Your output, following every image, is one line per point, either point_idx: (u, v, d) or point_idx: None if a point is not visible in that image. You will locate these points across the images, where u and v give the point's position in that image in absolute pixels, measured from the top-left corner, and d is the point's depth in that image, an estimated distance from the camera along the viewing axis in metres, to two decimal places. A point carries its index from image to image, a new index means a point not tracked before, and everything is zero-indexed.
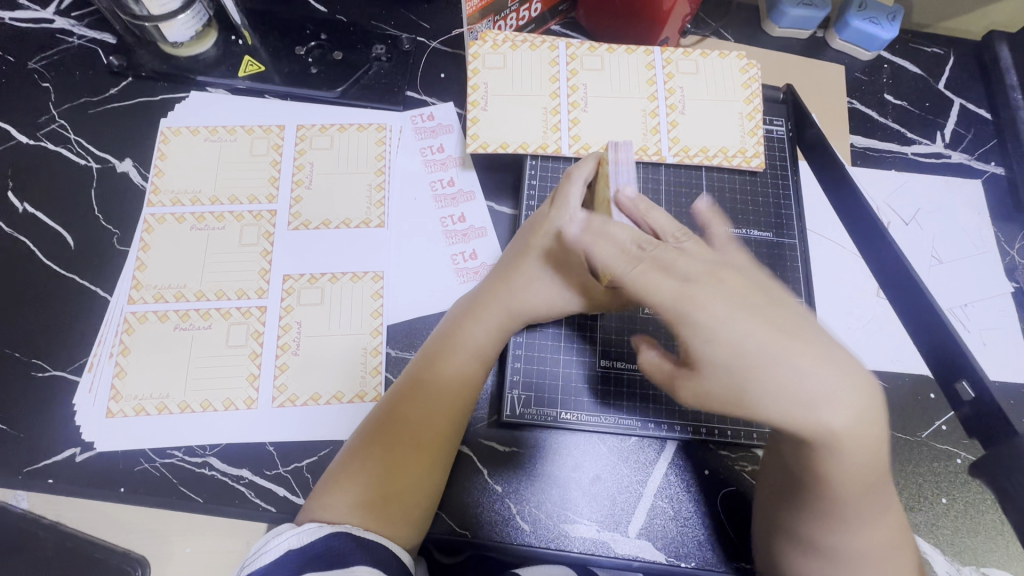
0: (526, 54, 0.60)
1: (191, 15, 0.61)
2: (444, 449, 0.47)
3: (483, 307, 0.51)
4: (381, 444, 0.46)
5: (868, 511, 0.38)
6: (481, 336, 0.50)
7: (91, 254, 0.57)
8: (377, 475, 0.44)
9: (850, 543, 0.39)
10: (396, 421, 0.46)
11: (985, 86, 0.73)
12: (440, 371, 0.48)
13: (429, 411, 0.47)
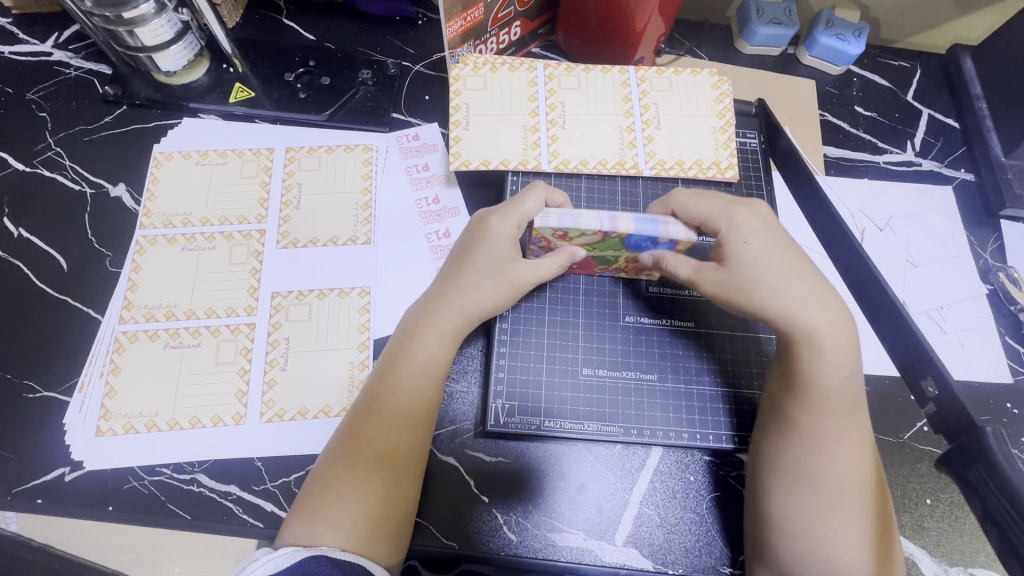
0: (505, 75, 0.63)
1: (184, 45, 0.64)
2: (413, 461, 0.47)
3: (436, 312, 0.50)
4: (344, 464, 0.45)
5: (825, 425, 0.45)
6: (434, 344, 0.49)
7: (84, 276, 0.59)
8: (344, 496, 0.44)
9: (820, 458, 0.45)
10: (357, 439, 0.46)
11: (952, 96, 0.76)
12: (396, 380, 0.48)
13: (389, 424, 0.46)
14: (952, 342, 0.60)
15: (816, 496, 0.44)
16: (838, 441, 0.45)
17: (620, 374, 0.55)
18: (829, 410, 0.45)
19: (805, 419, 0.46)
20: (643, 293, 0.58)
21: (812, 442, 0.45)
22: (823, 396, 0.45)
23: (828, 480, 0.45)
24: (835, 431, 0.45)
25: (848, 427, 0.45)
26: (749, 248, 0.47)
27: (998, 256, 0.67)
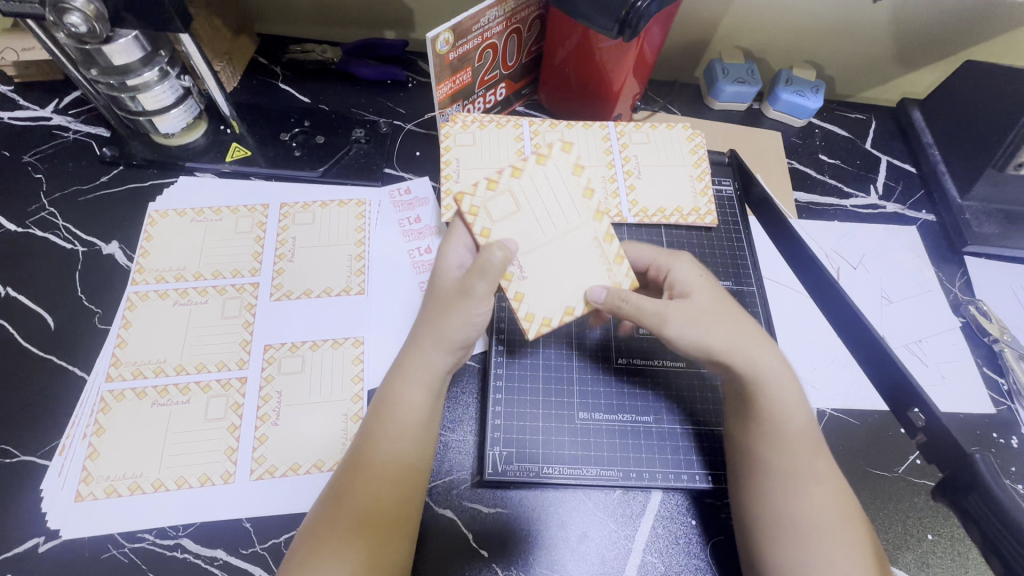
0: (493, 131, 0.67)
1: (183, 110, 0.66)
2: (401, 520, 0.45)
3: (407, 365, 0.50)
4: (325, 526, 0.43)
5: (783, 464, 0.47)
6: (413, 395, 0.49)
7: (72, 334, 0.58)
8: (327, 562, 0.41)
9: (799, 522, 0.45)
10: (340, 496, 0.45)
11: (905, 144, 0.82)
12: (378, 434, 0.48)
13: (372, 480, 0.45)
14: (933, 375, 0.62)
15: (797, 540, 0.44)
16: (806, 481, 0.46)
17: (616, 417, 0.55)
18: (788, 466, 0.47)
19: (766, 454, 0.47)
20: (634, 335, 0.59)
21: (782, 488, 0.46)
22: (780, 430, 0.48)
23: (801, 522, 0.45)
24: (799, 468, 0.46)
25: (819, 481, 0.46)
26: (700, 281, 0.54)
27: (966, 291, 0.70)
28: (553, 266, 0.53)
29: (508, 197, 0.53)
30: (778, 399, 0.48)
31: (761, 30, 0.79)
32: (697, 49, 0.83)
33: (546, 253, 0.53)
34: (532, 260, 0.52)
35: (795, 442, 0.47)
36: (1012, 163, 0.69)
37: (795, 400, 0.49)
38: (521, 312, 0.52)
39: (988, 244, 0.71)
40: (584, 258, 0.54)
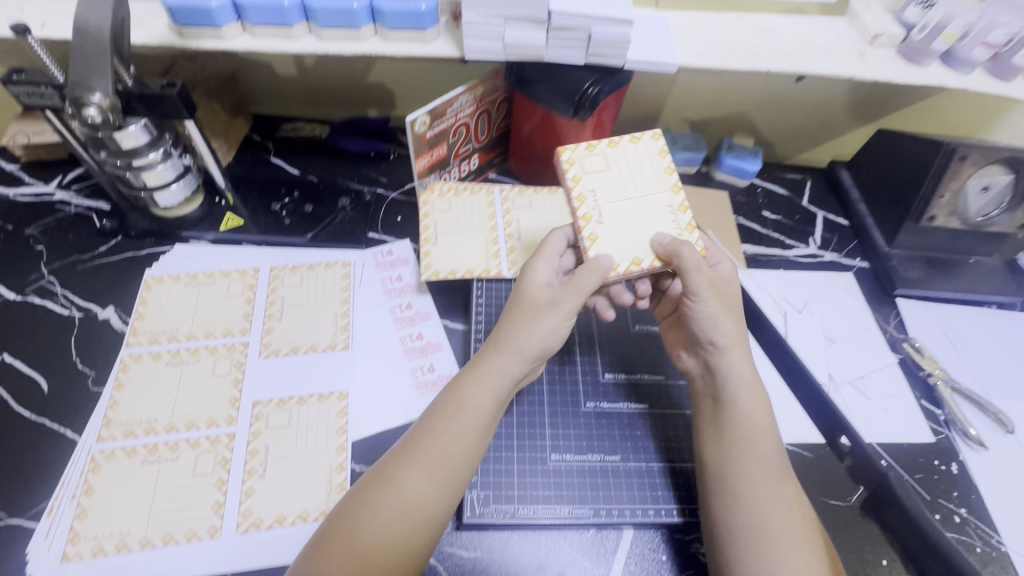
0: (467, 198, 0.74)
1: (182, 185, 0.72)
2: (426, 518, 0.47)
3: (484, 365, 0.53)
4: (360, 506, 0.47)
5: (747, 475, 0.51)
6: (483, 396, 0.52)
7: (65, 397, 0.60)
8: (357, 539, 0.45)
9: (762, 533, 0.48)
10: (385, 486, 0.48)
11: (838, 200, 0.92)
12: (437, 429, 0.50)
13: (416, 471, 0.48)
14: (877, 408, 0.68)
15: (768, 548, 0.47)
16: (771, 494, 0.50)
17: (586, 457, 0.59)
18: (753, 479, 0.51)
19: (732, 462, 0.52)
20: (601, 379, 0.64)
21: (743, 498, 0.50)
22: (744, 438, 0.53)
23: (768, 530, 0.48)
24: (765, 477, 0.51)
25: (782, 494, 0.50)
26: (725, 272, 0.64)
27: (901, 329, 0.77)
28: (629, 219, 0.58)
29: (601, 158, 0.61)
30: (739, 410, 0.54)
31: (703, 105, 0.91)
32: (649, 121, 0.94)
33: (620, 203, 0.59)
34: (611, 207, 0.59)
35: (757, 459, 0.52)
36: (926, 215, 0.78)
37: (756, 412, 0.54)
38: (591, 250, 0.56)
39: (915, 286, 0.80)
40: (658, 218, 0.59)
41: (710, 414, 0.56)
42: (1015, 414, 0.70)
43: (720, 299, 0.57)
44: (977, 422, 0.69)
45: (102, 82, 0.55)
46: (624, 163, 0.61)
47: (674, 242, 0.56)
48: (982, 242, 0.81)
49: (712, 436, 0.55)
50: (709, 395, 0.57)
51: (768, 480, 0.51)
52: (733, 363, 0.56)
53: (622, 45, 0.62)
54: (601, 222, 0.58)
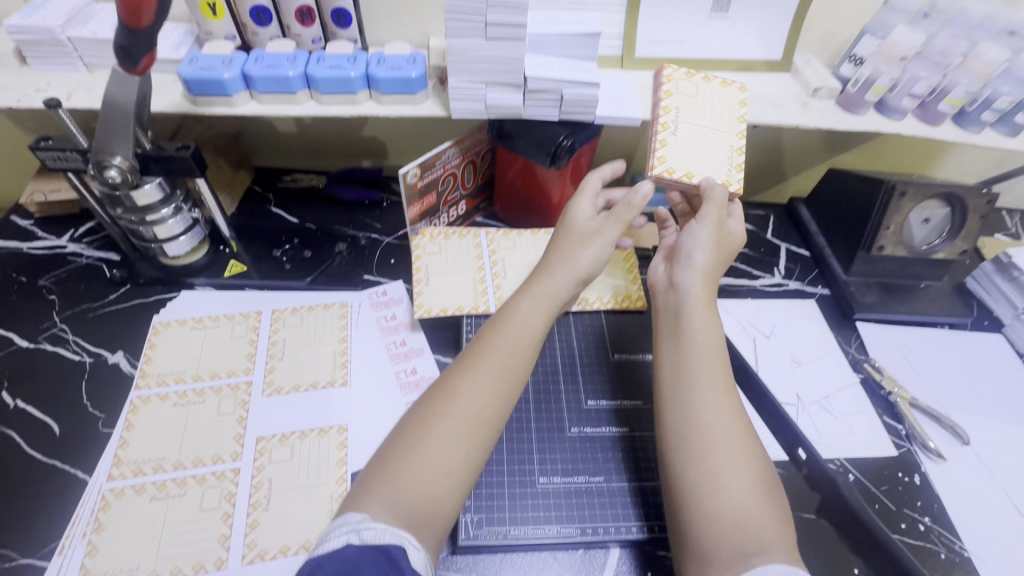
0: (456, 241, 0.81)
1: (190, 236, 0.77)
2: (490, 423, 0.52)
3: (535, 291, 0.62)
4: (428, 411, 0.52)
5: (697, 380, 0.56)
6: (534, 313, 0.60)
7: (75, 439, 0.63)
8: (429, 443, 0.49)
9: (706, 434, 0.52)
10: (448, 396, 0.52)
11: (799, 233, 1.01)
12: (493, 342, 0.57)
13: (481, 381, 0.53)
14: (842, 425, 0.73)
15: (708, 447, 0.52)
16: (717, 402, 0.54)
17: (572, 479, 0.62)
18: (702, 385, 0.55)
19: (687, 367, 0.57)
20: (583, 405, 0.69)
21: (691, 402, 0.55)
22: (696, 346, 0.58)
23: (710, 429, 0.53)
24: (710, 384, 0.56)
25: (723, 404, 0.54)
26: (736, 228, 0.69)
27: (861, 351, 0.83)
28: (697, 141, 0.71)
29: (693, 87, 0.74)
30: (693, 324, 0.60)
31: None
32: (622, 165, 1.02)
33: (694, 126, 0.72)
34: (688, 125, 0.72)
35: (702, 373, 0.56)
36: (875, 245, 0.86)
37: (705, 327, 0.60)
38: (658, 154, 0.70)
39: (873, 311, 0.86)
40: (716, 152, 0.72)
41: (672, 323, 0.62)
42: (971, 426, 0.75)
43: (716, 239, 0.65)
44: (936, 435, 0.74)
45: (124, 147, 0.61)
46: (709, 96, 0.74)
47: (716, 185, 0.67)
48: (930, 267, 0.89)
49: (668, 350, 0.59)
50: (671, 312, 0.63)
51: (712, 395, 0.55)
52: (693, 287, 0.62)
53: (590, 105, 0.70)
54: (676, 136, 0.71)
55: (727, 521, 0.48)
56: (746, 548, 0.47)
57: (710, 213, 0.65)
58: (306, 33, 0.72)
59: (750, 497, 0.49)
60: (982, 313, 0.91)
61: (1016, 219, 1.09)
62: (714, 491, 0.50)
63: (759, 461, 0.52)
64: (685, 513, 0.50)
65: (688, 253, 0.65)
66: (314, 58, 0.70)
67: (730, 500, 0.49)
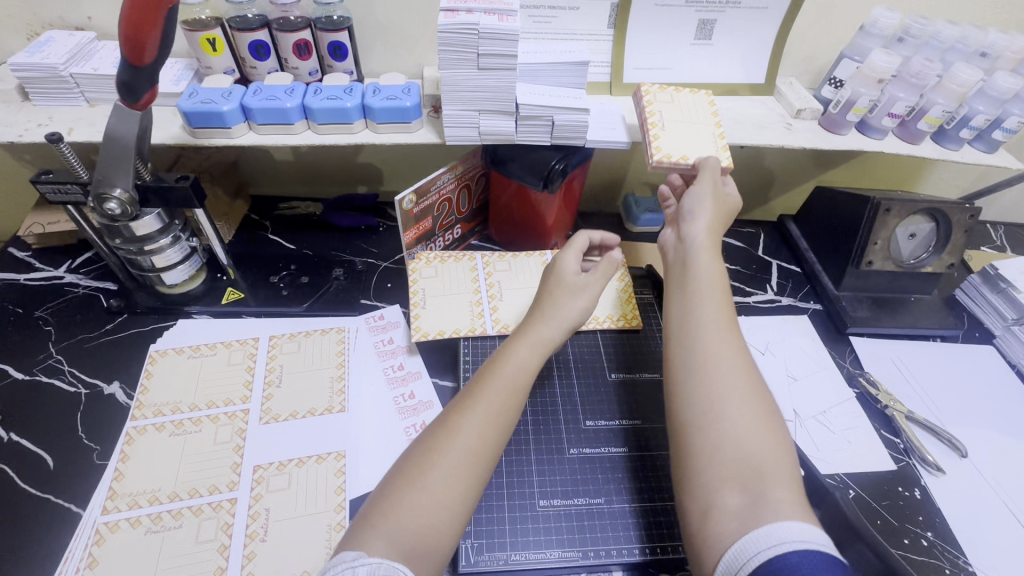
0: (452, 264, 0.82)
1: (188, 265, 0.78)
2: (487, 460, 0.52)
3: (528, 332, 0.61)
4: (420, 458, 0.50)
5: (703, 323, 0.58)
6: (526, 356, 0.59)
7: (70, 472, 0.63)
8: (424, 484, 0.48)
9: (712, 367, 0.54)
10: (440, 440, 0.51)
11: (789, 250, 1.02)
12: (488, 383, 0.56)
13: (477, 420, 0.53)
14: (841, 440, 0.73)
15: (715, 381, 0.54)
16: (723, 342, 0.56)
17: (572, 502, 0.62)
18: (707, 326, 0.58)
19: (695, 309, 0.59)
20: (581, 425, 0.68)
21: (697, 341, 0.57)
22: (702, 284, 0.61)
23: (715, 363, 0.54)
24: (717, 327, 0.58)
25: (729, 346, 0.56)
26: (732, 190, 0.73)
27: (856, 364, 0.84)
28: (683, 133, 0.76)
29: (668, 94, 0.80)
30: (698, 274, 0.63)
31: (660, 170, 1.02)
32: (614, 186, 1.04)
33: (679, 121, 0.77)
34: (672, 122, 0.76)
35: (708, 316, 0.58)
36: (864, 260, 0.87)
37: (708, 270, 0.63)
38: (653, 146, 0.73)
39: (865, 325, 0.87)
40: (702, 138, 0.76)
41: (679, 273, 0.64)
42: (969, 439, 0.75)
43: (713, 199, 0.69)
44: (935, 449, 0.74)
45: (124, 179, 0.62)
46: (687, 105, 0.79)
47: (708, 159, 0.71)
48: (919, 281, 0.90)
49: (676, 296, 0.62)
50: (678, 262, 0.66)
51: (718, 336, 0.57)
52: (698, 237, 0.66)
53: (580, 129, 0.72)
54: (665, 131, 0.75)
55: (730, 452, 0.49)
56: (751, 476, 0.47)
57: (705, 179, 0.70)
58: (303, 66, 0.74)
59: (752, 428, 0.50)
60: (973, 325, 0.92)
61: (1000, 231, 1.12)
62: (717, 420, 0.51)
63: (765, 400, 0.53)
64: (690, 446, 0.51)
65: (689, 210, 0.68)
66: (312, 89, 0.72)
67: (733, 428, 0.50)
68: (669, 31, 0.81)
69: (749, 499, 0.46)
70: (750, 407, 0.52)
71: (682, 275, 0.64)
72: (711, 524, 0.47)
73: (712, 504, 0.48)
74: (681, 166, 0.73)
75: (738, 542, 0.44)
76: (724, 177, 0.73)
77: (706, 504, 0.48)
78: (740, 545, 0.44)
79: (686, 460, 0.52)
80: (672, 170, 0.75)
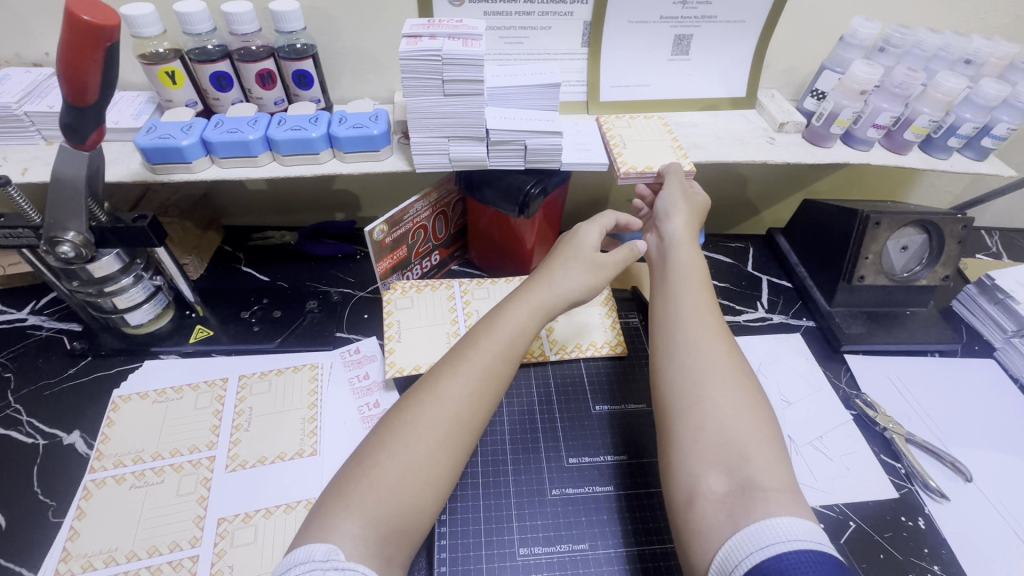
0: (428, 294, 0.79)
1: (152, 304, 0.75)
2: (470, 431, 0.52)
3: (522, 296, 0.61)
4: (399, 419, 0.50)
5: (686, 313, 0.59)
6: (516, 319, 0.59)
7: (23, 531, 0.59)
8: (398, 448, 0.48)
9: (694, 353, 0.55)
10: (420, 402, 0.51)
11: (779, 264, 1.00)
12: (473, 347, 0.55)
13: (462, 388, 0.52)
14: (839, 467, 0.70)
15: (699, 365, 0.54)
16: (704, 333, 0.57)
17: (555, 549, 0.58)
18: (691, 318, 0.59)
19: (676, 302, 0.61)
20: (565, 463, 0.65)
21: (678, 331, 0.58)
22: (680, 280, 0.64)
23: (698, 350, 0.55)
24: (700, 318, 0.59)
25: (712, 337, 0.57)
26: (700, 193, 0.74)
27: (852, 385, 0.81)
28: (645, 147, 0.76)
29: (628, 120, 0.81)
30: (677, 272, 0.65)
31: None
32: (598, 204, 1.02)
33: (639, 138, 0.77)
34: (633, 140, 0.76)
35: (689, 308, 0.60)
36: (856, 275, 0.84)
37: (685, 263, 0.66)
38: (619, 159, 0.73)
39: (860, 342, 0.84)
40: (664, 149, 0.76)
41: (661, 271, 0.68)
42: (973, 461, 0.72)
43: (682, 200, 0.71)
44: (938, 474, 0.70)
45: (76, 222, 0.59)
46: (644, 130, 0.79)
47: (670, 165, 0.71)
48: (914, 294, 0.87)
49: (661, 289, 0.65)
50: (660, 260, 0.69)
51: (699, 326, 0.58)
52: (676, 234, 0.70)
53: (554, 153, 0.70)
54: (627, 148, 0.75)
55: (712, 435, 0.49)
56: (739, 459, 0.47)
57: (671, 184, 0.71)
58: (267, 96, 0.72)
59: (736, 413, 0.50)
60: (972, 337, 0.89)
61: (995, 238, 1.09)
62: (700, 402, 0.51)
63: (751, 385, 0.53)
64: (674, 430, 0.51)
65: (664, 212, 0.72)
66: (276, 120, 0.70)
67: (715, 410, 0.50)
68: (644, 49, 0.79)
69: (734, 483, 0.46)
70: (735, 391, 0.52)
71: (664, 274, 0.67)
72: (696, 513, 0.46)
73: (697, 491, 0.47)
74: (647, 176, 0.73)
75: (732, 538, 0.43)
76: (688, 180, 0.74)
77: (692, 490, 0.47)
78: (734, 542, 0.42)
79: (671, 446, 0.51)
80: (640, 182, 0.74)
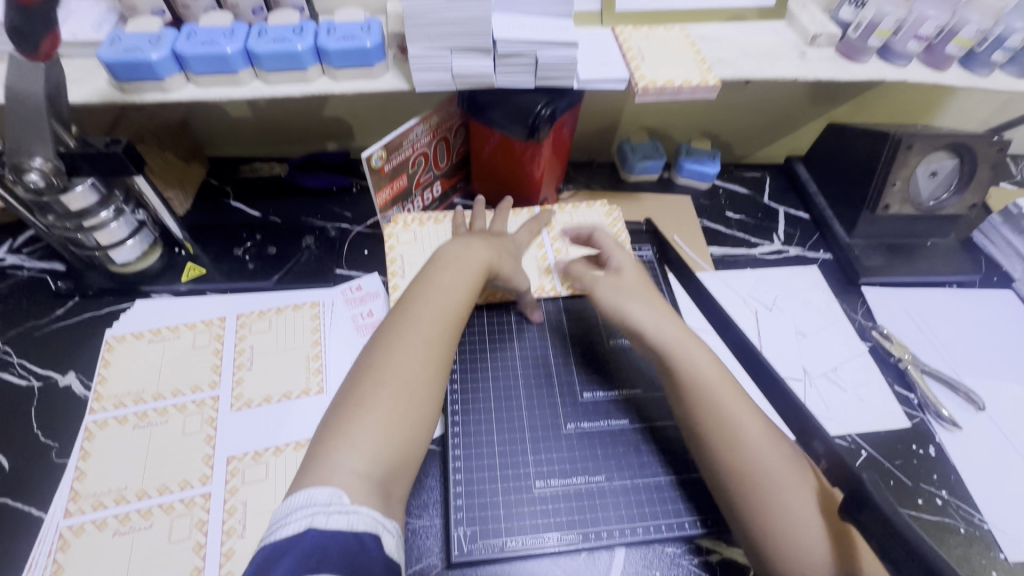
0: (432, 227, 0.75)
1: (138, 240, 0.71)
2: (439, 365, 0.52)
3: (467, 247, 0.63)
4: (367, 370, 0.49)
5: (706, 396, 0.55)
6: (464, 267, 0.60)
7: (27, 472, 0.58)
8: (377, 399, 0.47)
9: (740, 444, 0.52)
10: (388, 350, 0.51)
11: (797, 195, 0.95)
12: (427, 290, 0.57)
13: (423, 328, 0.53)
14: (853, 399, 0.69)
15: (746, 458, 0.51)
16: (739, 413, 0.54)
17: (569, 481, 0.58)
18: (715, 398, 0.55)
19: (693, 378, 0.56)
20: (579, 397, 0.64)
21: (707, 413, 0.54)
22: (686, 350, 0.58)
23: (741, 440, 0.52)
24: (726, 399, 0.55)
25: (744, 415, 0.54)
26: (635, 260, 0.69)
27: (869, 317, 0.79)
28: (665, 60, 0.69)
29: (645, 32, 0.74)
30: (675, 340, 0.59)
31: (657, 110, 0.93)
32: (608, 130, 0.95)
33: (657, 51, 0.70)
34: (651, 53, 0.70)
35: (713, 394, 0.55)
36: (881, 204, 0.80)
37: (678, 329, 0.60)
38: (636, 73, 0.67)
39: (878, 274, 0.81)
40: (685, 63, 0.69)
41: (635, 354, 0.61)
42: (986, 391, 0.72)
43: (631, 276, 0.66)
44: (951, 404, 0.70)
45: (43, 147, 0.54)
46: (664, 42, 0.72)
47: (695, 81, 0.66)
48: (936, 224, 0.84)
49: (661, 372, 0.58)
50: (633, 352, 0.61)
51: (730, 410, 0.54)
52: (641, 315, 0.62)
53: (570, 67, 0.63)
54: (645, 62, 0.68)
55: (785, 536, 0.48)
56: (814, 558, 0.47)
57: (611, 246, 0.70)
58: (243, 2, 0.63)
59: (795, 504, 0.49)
60: (991, 269, 0.87)
61: (1021, 165, 1.04)
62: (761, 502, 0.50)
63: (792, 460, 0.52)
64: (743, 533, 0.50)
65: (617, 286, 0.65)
66: (255, 31, 0.62)
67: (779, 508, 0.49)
68: None
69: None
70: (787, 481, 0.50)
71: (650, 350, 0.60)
72: None
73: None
74: (666, 93, 0.67)
75: None
76: (708, 94, 0.67)
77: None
78: None
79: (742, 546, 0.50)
80: (658, 99, 0.68)
